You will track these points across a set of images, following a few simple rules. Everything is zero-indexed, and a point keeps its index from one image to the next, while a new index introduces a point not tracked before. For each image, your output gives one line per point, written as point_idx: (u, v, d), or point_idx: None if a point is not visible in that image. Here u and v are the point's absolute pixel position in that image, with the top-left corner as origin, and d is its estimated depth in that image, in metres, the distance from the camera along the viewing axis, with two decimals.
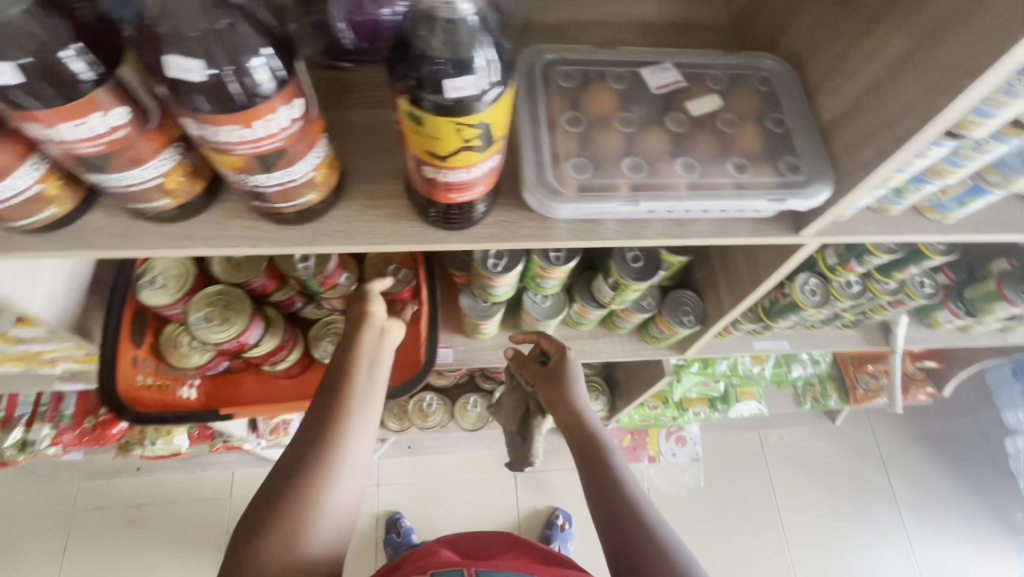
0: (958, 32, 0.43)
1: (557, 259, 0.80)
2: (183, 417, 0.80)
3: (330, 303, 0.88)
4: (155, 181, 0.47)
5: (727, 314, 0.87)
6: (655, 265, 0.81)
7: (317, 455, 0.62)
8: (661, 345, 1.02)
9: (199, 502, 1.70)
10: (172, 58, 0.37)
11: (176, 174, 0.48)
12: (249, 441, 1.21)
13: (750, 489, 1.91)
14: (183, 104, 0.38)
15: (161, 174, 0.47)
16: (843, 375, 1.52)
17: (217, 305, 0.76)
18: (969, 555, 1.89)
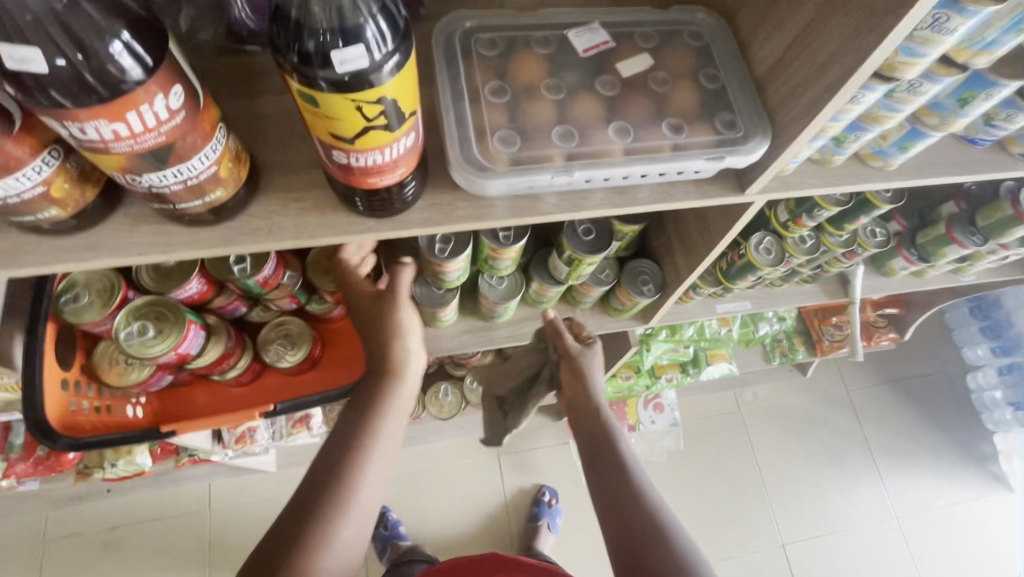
0: None
1: (506, 238, 0.77)
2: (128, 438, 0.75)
3: (275, 304, 0.84)
4: (36, 191, 0.42)
5: (685, 280, 0.86)
6: (608, 237, 0.79)
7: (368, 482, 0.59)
8: (624, 317, 1.01)
9: (177, 518, 1.66)
10: (11, 48, 0.33)
11: (62, 181, 0.43)
12: (215, 452, 1.15)
13: (729, 447, 1.96)
14: (36, 100, 0.34)
15: (44, 182, 0.42)
16: (809, 328, 1.54)
17: (150, 317, 0.71)
18: (938, 489, 1.97)
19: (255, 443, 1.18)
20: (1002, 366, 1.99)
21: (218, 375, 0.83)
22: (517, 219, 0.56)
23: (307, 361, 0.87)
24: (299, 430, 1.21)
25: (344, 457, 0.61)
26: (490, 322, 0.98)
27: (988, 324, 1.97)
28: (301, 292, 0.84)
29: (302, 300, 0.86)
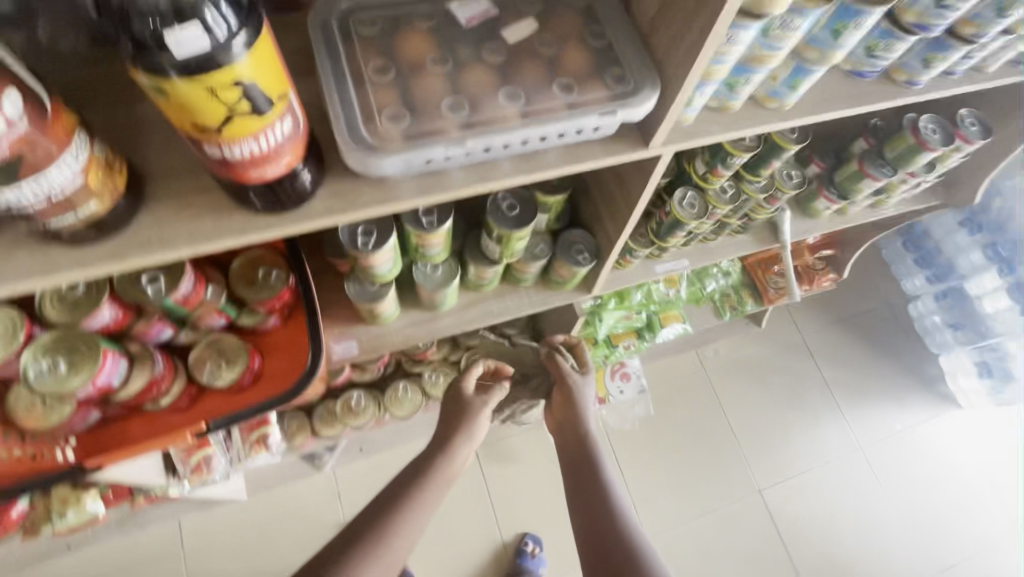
0: None
1: (430, 223, 0.76)
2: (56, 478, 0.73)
3: (202, 322, 0.81)
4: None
5: (616, 242, 0.88)
6: (532, 209, 0.79)
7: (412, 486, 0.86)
8: (567, 289, 1.02)
9: (149, 562, 1.59)
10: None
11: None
12: (172, 486, 1.11)
13: (698, 406, 2.01)
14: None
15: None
16: (755, 280, 1.59)
17: (60, 351, 0.67)
18: (895, 415, 2.08)
19: (212, 473, 1.12)
20: (938, 292, 2.05)
21: (151, 404, 0.80)
22: (425, 198, 0.55)
23: (248, 376, 0.84)
24: (258, 451, 1.18)
25: (408, 491, 0.84)
26: (433, 312, 0.97)
27: (921, 253, 2.01)
28: (228, 306, 0.81)
29: (231, 314, 0.83)
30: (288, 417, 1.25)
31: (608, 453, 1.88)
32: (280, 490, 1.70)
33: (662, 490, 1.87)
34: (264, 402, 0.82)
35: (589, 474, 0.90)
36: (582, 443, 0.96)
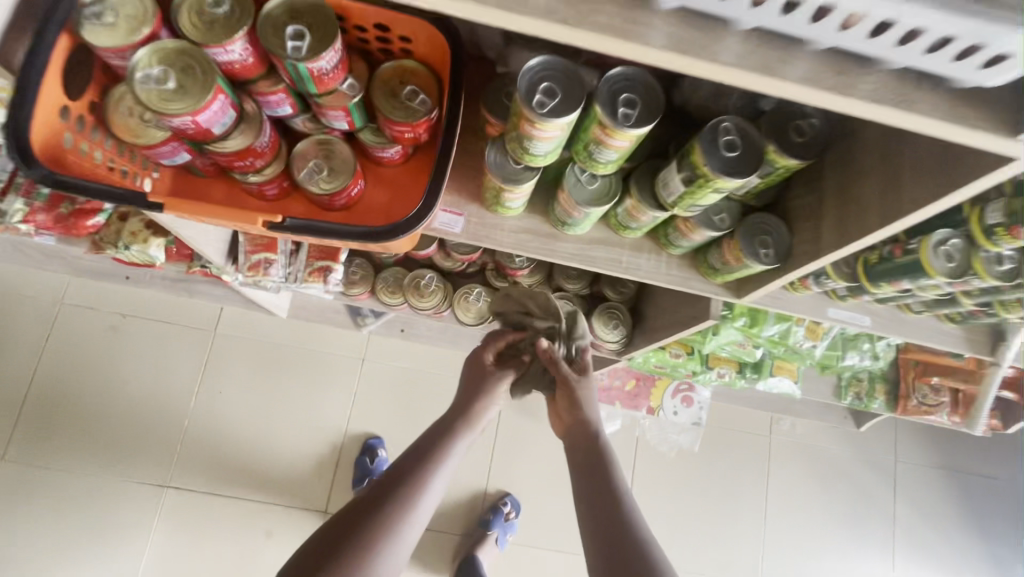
0: None
1: (626, 117, 0.58)
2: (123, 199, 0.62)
3: (325, 116, 0.68)
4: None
5: (822, 257, 0.66)
6: (754, 160, 0.58)
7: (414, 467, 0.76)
8: (714, 280, 0.81)
9: (190, 330, 1.69)
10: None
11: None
12: (227, 272, 1.08)
13: (744, 469, 1.81)
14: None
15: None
16: (899, 379, 1.32)
17: (174, 67, 0.58)
18: None
19: (268, 277, 1.07)
20: None
21: (239, 176, 0.70)
22: (675, 57, 0.39)
23: (342, 198, 0.73)
24: (315, 280, 1.09)
25: (407, 474, 0.74)
26: (558, 230, 0.80)
27: None
28: (358, 111, 0.68)
29: (356, 122, 0.70)
30: (355, 264, 1.16)
31: (629, 466, 1.72)
32: (319, 329, 1.73)
33: (662, 526, 1.73)
34: (357, 231, 0.67)
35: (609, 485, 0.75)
36: (592, 449, 0.81)
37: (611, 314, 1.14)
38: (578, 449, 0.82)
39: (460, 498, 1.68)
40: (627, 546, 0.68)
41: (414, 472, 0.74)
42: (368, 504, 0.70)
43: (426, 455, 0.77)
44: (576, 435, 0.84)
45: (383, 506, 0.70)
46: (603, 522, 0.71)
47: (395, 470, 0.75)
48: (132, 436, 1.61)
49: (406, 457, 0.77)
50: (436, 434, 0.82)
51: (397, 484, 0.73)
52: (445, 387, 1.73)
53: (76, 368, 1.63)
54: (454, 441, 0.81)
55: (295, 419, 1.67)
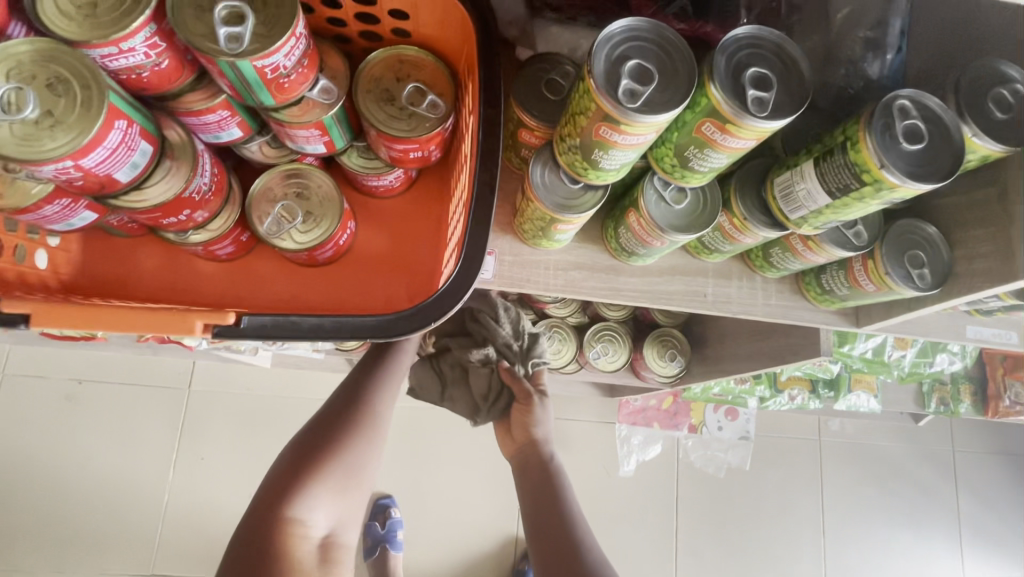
0: None
1: (758, 106, 0.38)
2: None
3: (290, 137, 0.47)
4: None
5: (1015, 280, 0.46)
6: (948, 150, 0.39)
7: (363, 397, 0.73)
8: (824, 307, 0.62)
9: (160, 391, 1.46)
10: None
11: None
12: (188, 338, 0.86)
13: (798, 480, 1.64)
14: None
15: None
16: (986, 377, 1.15)
17: (39, 81, 0.36)
18: None
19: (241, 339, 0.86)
20: None
21: (177, 235, 0.48)
22: None
23: (329, 250, 0.52)
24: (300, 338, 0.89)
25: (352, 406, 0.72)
26: (619, 262, 0.60)
27: None
28: (339, 127, 0.47)
29: (338, 142, 0.49)
30: None
31: (674, 491, 1.54)
32: (310, 372, 1.51)
33: (716, 554, 1.55)
34: (359, 319, 0.42)
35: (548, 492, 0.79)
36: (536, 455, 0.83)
37: (664, 340, 0.94)
38: (522, 460, 0.84)
39: (489, 549, 1.48)
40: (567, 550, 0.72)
41: (355, 405, 0.72)
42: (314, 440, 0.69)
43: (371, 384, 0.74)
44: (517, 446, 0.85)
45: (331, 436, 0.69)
46: (550, 533, 0.74)
47: (338, 400, 0.73)
48: (100, 522, 1.38)
49: (354, 382, 0.75)
50: (377, 357, 0.76)
51: (346, 416, 0.71)
52: (459, 423, 1.53)
53: (25, 451, 1.39)
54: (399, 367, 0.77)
55: None
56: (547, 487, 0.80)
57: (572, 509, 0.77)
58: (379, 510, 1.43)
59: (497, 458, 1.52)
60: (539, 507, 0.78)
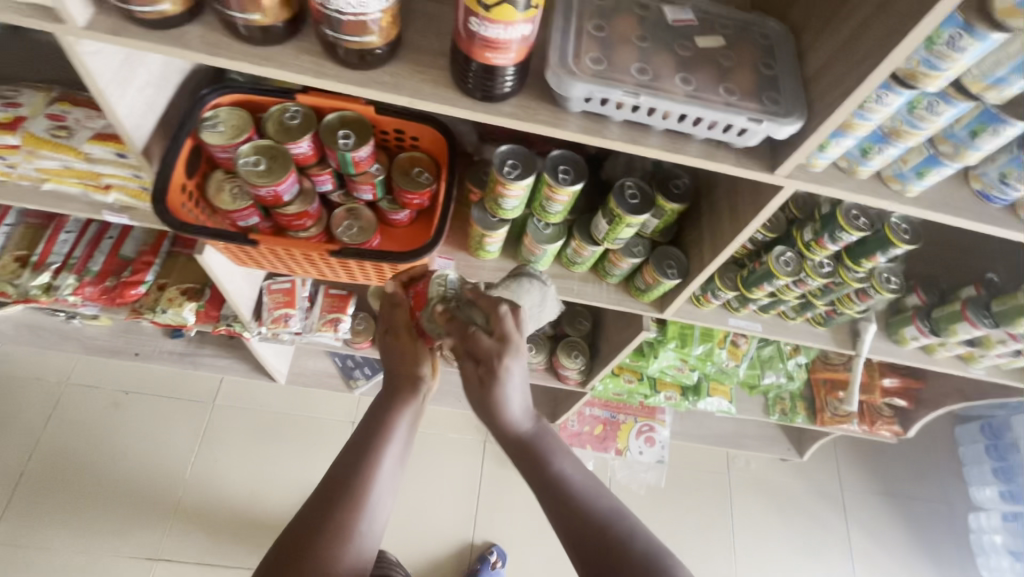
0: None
1: (564, 179, 0.89)
2: (219, 234, 0.86)
3: (356, 189, 0.97)
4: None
5: (706, 269, 0.95)
6: (649, 202, 0.90)
7: (353, 470, 0.77)
8: (643, 300, 1.10)
9: (189, 402, 1.82)
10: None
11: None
12: (250, 328, 1.30)
13: (708, 504, 1.96)
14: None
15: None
16: (814, 396, 1.58)
17: (265, 156, 0.87)
18: None
19: (287, 328, 1.30)
20: (1008, 512, 1.99)
21: (292, 233, 0.96)
22: (583, 135, 0.68)
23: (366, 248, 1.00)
24: (326, 330, 1.33)
25: (346, 479, 0.76)
26: (525, 268, 1.09)
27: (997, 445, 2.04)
28: (380, 186, 0.98)
29: (378, 194, 0.99)
30: (359, 318, 1.40)
31: None
32: (311, 392, 1.89)
33: None
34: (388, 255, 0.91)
35: (551, 472, 0.77)
36: (520, 445, 0.79)
37: (572, 346, 1.39)
38: (509, 446, 0.80)
39: (447, 551, 1.73)
40: (585, 533, 0.72)
41: (348, 478, 0.76)
42: (319, 507, 0.74)
43: (353, 485, 0.76)
44: (496, 430, 0.79)
45: (334, 508, 0.73)
46: (562, 512, 0.74)
47: (336, 471, 0.78)
48: (121, 507, 1.66)
49: (342, 461, 0.79)
50: (357, 455, 0.79)
51: (339, 488, 0.75)
52: (428, 440, 1.86)
53: (72, 445, 1.71)
54: (382, 453, 0.79)
55: (286, 481, 1.76)
56: (542, 471, 0.77)
57: (573, 484, 0.76)
58: None
59: (457, 472, 1.83)
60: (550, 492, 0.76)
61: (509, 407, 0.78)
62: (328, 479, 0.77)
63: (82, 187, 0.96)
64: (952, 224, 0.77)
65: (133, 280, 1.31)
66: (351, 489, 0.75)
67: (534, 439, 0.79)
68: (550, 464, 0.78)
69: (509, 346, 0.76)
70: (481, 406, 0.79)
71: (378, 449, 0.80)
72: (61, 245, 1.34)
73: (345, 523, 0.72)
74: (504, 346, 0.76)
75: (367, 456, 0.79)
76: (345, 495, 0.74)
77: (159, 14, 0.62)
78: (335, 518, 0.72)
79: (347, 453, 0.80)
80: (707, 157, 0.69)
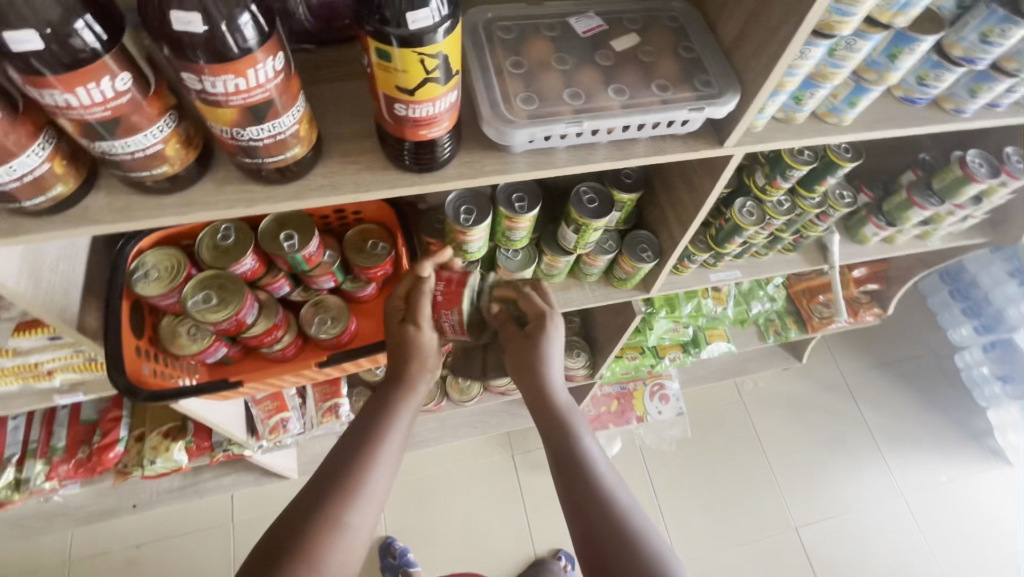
0: None
1: (521, 207, 0.87)
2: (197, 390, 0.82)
3: (316, 282, 0.92)
4: (42, 168, 0.52)
5: (679, 243, 0.95)
6: (608, 201, 0.89)
7: (371, 436, 0.79)
8: (627, 287, 1.10)
9: (208, 531, 1.72)
10: (6, 32, 0.41)
11: (57, 159, 0.53)
12: (250, 445, 1.23)
13: (735, 435, 2.03)
14: (22, 70, 0.43)
15: (46, 161, 0.52)
16: (798, 308, 1.64)
17: (212, 288, 0.81)
18: (937, 464, 2.06)
19: (288, 432, 1.24)
20: (986, 343, 2.12)
21: (266, 349, 0.91)
22: (536, 171, 0.66)
23: (346, 335, 0.95)
24: (329, 419, 1.27)
25: (365, 441, 0.78)
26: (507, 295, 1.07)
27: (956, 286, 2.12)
28: (339, 270, 0.93)
29: (339, 278, 0.94)
30: (356, 393, 1.36)
31: (642, 473, 1.90)
32: None
33: (693, 514, 1.87)
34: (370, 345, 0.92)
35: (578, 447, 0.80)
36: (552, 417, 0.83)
37: (572, 345, 1.39)
38: (539, 416, 0.84)
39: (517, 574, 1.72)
40: (599, 512, 0.73)
41: (364, 441, 0.78)
42: (336, 466, 0.75)
43: (365, 449, 0.77)
44: (534, 398, 0.85)
45: (352, 464, 0.75)
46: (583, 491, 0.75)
47: (350, 438, 0.79)
48: None
49: (358, 428, 0.81)
50: (368, 426, 0.80)
51: (356, 450, 0.77)
52: (460, 475, 1.84)
53: None
54: (399, 422, 0.82)
55: None
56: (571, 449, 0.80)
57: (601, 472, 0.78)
58: (387, 548, 1.68)
59: (497, 496, 1.82)
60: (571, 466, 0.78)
61: (547, 373, 0.85)
62: (333, 452, 0.78)
63: (20, 381, 0.87)
64: (887, 135, 0.81)
65: (108, 443, 1.21)
66: (368, 447, 0.77)
67: (568, 414, 0.83)
68: (579, 444, 0.80)
69: (548, 314, 0.87)
70: (520, 370, 0.88)
71: (397, 415, 0.82)
72: (14, 433, 1.22)
73: (359, 481, 0.74)
74: (546, 311, 0.87)
75: (385, 425, 0.80)
76: (355, 462, 0.75)
77: (53, 200, 0.55)
78: (345, 484, 0.73)
79: (361, 422, 0.82)
80: (659, 153, 0.68)
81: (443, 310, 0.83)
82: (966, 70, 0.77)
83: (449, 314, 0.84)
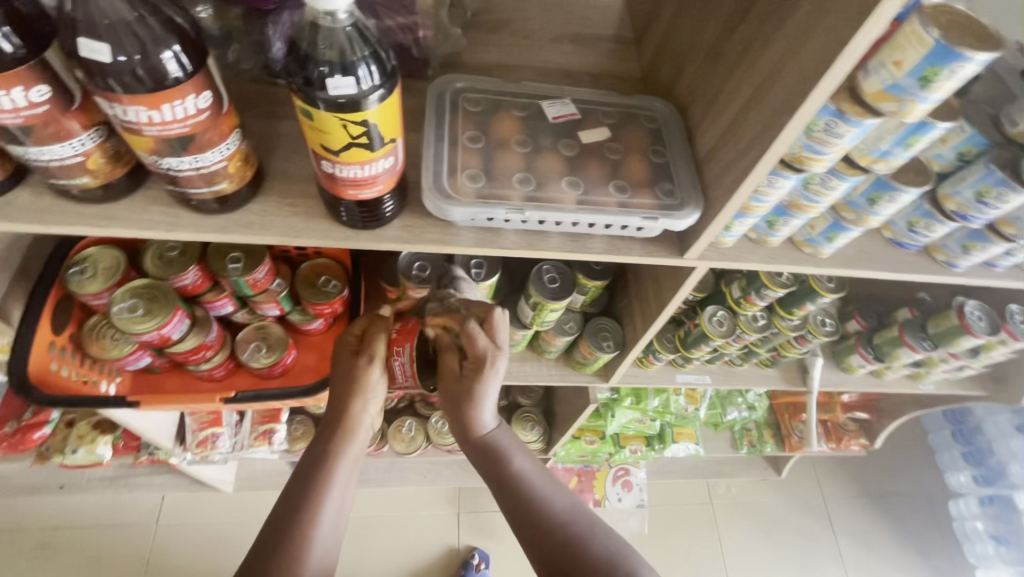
0: (773, 89, 0.52)
1: (477, 273, 0.85)
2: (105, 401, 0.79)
3: (260, 307, 0.89)
4: None
5: (640, 340, 0.90)
6: (569, 284, 0.85)
7: (308, 493, 0.73)
8: (586, 371, 1.05)
9: (128, 530, 1.64)
10: None
11: None
12: (175, 455, 1.18)
13: (697, 542, 1.88)
14: None
15: None
16: (779, 422, 1.55)
17: (143, 298, 0.78)
18: None
19: (215, 450, 1.18)
20: (984, 496, 1.97)
21: (192, 366, 0.88)
22: (478, 248, 0.63)
23: (280, 367, 0.92)
24: (260, 443, 1.23)
25: (302, 503, 0.72)
26: None
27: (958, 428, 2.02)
28: (286, 300, 0.90)
29: (285, 308, 0.91)
30: (296, 421, 1.32)
31: None
32: (265, 493, 1.75)
33: None
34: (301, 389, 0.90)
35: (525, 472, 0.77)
36: (492, 453, 0.78)
37: (527, 416, 1.33)
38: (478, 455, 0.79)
39: None
40: (559, 534, 0.71)
41: (302, 502, 0.72)
42: (273, 538, 0.69)
43: (301, 515, 0.71)
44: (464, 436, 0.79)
45: (291, 538, 0.69)
46: (521, 512, 0.74)
47: (288, 497, 0.74)
48: None
49: (297, 484, 0.75)
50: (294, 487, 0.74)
51: (294, 513, 0.71)
52: (398, 523, 1.74)
53: None
54: (336, 472, 0.76)
55: None
56: (502, 475, 0.77)
57: (544, 490, 0.76)
58: None
59: (431, 555, 1.71)
60: (516, 494, 0.76)
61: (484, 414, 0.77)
62: (272, 518, 0.72)
63: None
64: (872, 276, 0.76)
65: (34, 422, 1.18)
66: (305, 514, 0.71)
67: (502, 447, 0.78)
68: (520, 469, 0.77)
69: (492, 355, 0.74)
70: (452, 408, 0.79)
71: (332, 466, 0.76)
72: None
73: (297, 556, 0.68)
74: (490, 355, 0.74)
75: (319, 480, 0.75)
76: (291, 535, 0.69)
77: None
78: (285, 558, 0.67)
79: (300, 474, 0.76)
80: (613, 253, 0.64)
81: (396, 346, 0.81)
82: (959, 225, 0.73)
83: (400, 352, 0.81)
